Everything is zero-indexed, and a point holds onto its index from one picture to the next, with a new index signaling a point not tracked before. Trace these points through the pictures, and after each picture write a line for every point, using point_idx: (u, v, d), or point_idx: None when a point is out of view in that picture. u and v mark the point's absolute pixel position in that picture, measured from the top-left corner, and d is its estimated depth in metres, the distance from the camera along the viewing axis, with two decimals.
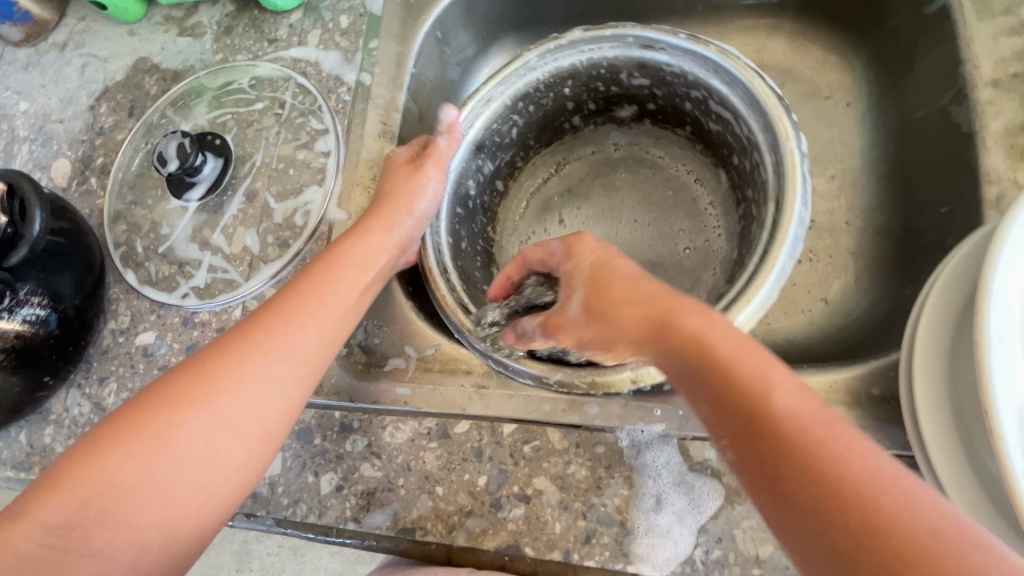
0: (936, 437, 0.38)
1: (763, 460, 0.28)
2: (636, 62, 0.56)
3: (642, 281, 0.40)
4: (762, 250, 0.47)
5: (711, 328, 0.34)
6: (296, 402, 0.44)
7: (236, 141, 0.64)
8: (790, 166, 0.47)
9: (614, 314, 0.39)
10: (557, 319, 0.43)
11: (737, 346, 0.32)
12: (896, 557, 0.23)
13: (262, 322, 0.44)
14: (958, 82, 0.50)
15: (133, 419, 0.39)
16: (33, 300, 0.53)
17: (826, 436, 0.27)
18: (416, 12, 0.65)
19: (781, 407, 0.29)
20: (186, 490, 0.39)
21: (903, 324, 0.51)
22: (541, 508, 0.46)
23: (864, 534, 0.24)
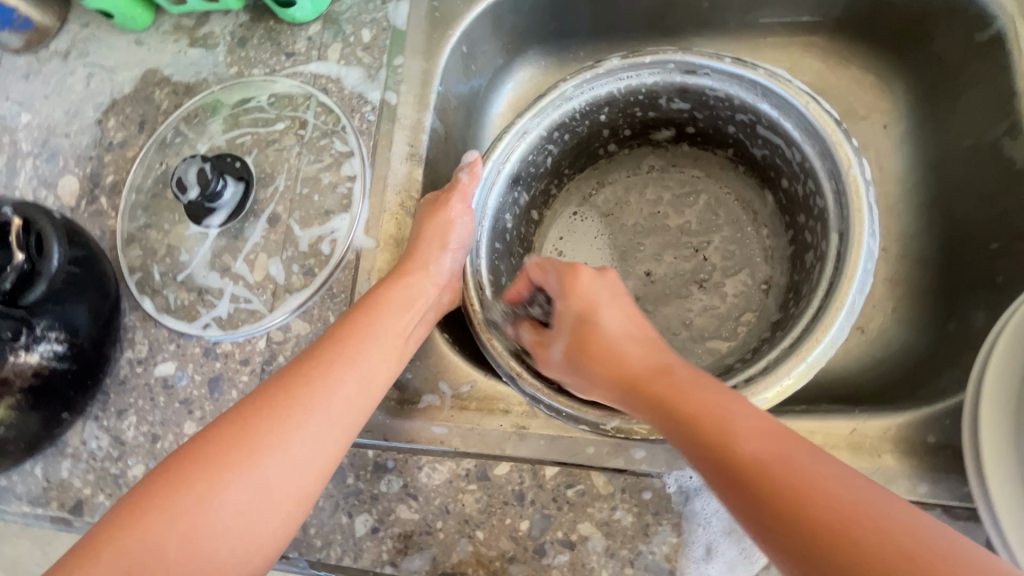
0: (1004, 496, 0.38)
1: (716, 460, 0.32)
2: (677, 87, 0.56)
3: (622, 334, 0.45)
4: (828, 283, 0.46)
5: (693, 385, 0.37)
6: (334, 459, 0.43)
7: (256, 162, 0.61)
8: (853, 193, 0.46)
9: (593, 358, 0.45)
10: (541, 354, 0.49)
11: (724, 400, 0.35)
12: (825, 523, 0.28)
13: (303, 374, 0.44)
14: (1012, 116, 0.49)
15: (172, 482, 0.39)
16: (51, 335, 0.51)
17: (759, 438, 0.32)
18: (442, 27, 0.62)
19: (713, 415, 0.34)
20: (226, 557, 0.38)
21: (948, 361, 0.51)
22: (586, 554, 0.45)
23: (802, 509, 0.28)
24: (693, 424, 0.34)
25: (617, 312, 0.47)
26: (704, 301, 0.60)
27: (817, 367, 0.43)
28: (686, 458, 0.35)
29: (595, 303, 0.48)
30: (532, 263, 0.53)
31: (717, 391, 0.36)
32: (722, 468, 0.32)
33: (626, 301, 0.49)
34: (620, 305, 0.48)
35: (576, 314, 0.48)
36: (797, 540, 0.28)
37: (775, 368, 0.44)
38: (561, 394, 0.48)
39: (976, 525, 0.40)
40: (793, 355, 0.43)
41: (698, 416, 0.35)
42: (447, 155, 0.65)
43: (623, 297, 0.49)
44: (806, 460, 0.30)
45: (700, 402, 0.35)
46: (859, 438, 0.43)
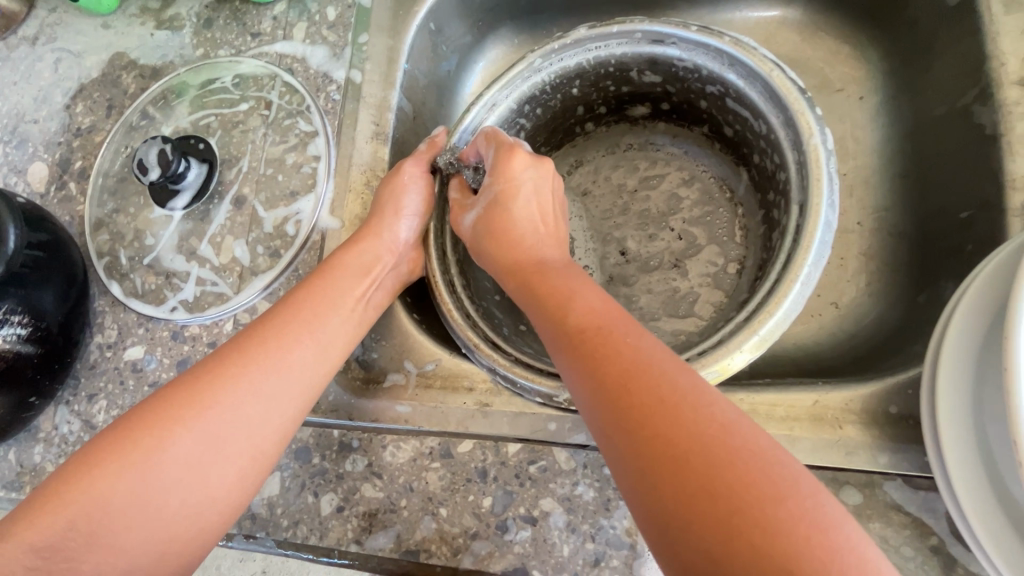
0: (961, 468, 0.37)
1: (576, 346, 0.35)
2: (646, 58, 0.55)
3: (527, 231, 0.48)
4: (786, 256, 0.45)
5: (566, 283, 0.40)
6: (290, 423, 0.43)
7: (221, 144, 0.61)
8: (814, 164, 0.45)
9: (498, 244, 0.48)
10: (456, 216, 0.53)
11: (591, 293, 0.38)
12: (631, 393, 0.31)
13: (256, 336, 0.44)
14: (983, 80, 0.48)
15: (123, 437, 0.38)
16: (14, 318, 0.50)
17: (602, 329, 0.35)
18: (407, 4, 0.61)
19: (575, 314, 0.37)
20: (176, 509, 0.38)
21: (918, 335, 0.50)
22: (548, 530, 0.45)
23: (621, 383, 0.31)
24: (555, 314, 0.38)
25: (530, 204, 0.49)
26: (674, 283, 0.60)
27: (770, 340, 0.42)
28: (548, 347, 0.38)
29: (513, 193, 0.49)
30: (484, 132, 0.52)
31: (584, 285, 0.39)
32: (570, 349, 0.35)
33: (543, 195, 0.50)
34: (535, 198, 0.50)
35: (496, 193, 0.49)
36: (620, 418, 0.31)
37: (728, 340, 0.43)
38: (517, 365, 0.47)
39: (937, 495, 0.40)
40: (745, 329, 0.43)
41: (563, 302, 0.38)
42: (416, 135, 0.64)
43: (543, 188, 0.50)
44: (649, 353, 0.32)
45: (560, 291, 0.40)
46: (821, 410, 0.43)
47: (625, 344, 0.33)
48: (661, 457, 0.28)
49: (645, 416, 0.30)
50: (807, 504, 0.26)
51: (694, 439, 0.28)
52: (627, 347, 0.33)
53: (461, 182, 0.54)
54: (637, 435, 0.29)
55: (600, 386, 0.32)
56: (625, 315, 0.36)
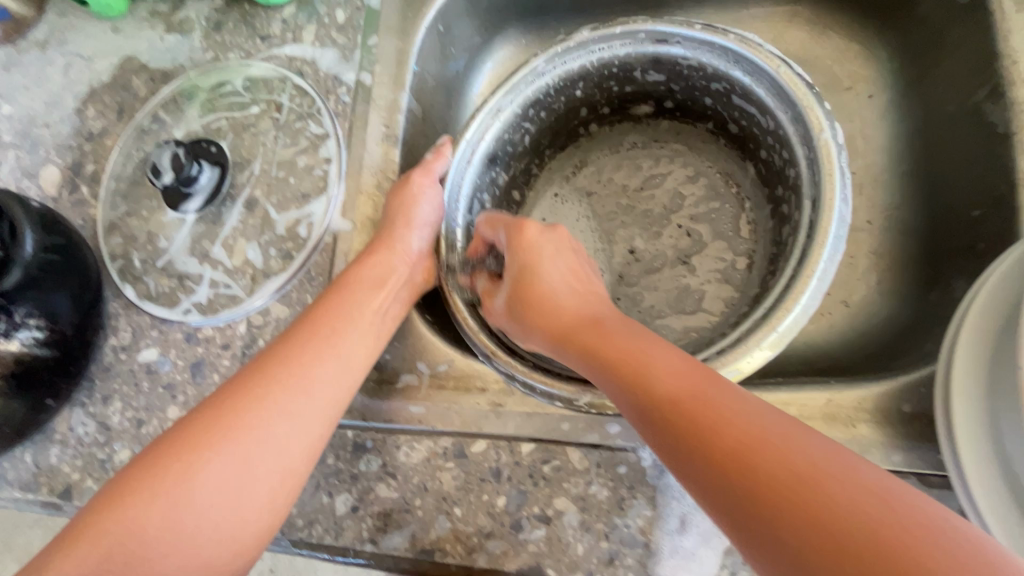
0: (974, 465, 0.37)
1: (659, 411, 0.34)
2: (650, 57, 0.55)
3: (567, 290, 0.48)
4: (801, 252, 0.45)
5: (628, 334, 0.40)
6: (318, 439, 0.43)
7: (232, 147, 0.61)
8: (825, 159, 0.45)
9: (541, 317, 0.47)
10: (487, 304, 0.52)
11: (661, 360, 0.37)
12: (730, 451, 0.30)
13: (282, 357, 0.45)
14: (994, 78, 0.48)
15: (153, 462, 0.39)
16: (31, 322, 0.52)
17: (688, 386, 0.34)
18: (416, 6, 0.61)
19: (652, 374, 0.36)
20: (208, 536, 0.38)
21: (930, 333, 0.50)
22: (562, 529, 0.45)
23: (719, 441, 0.31)
24: (628, 375, 0.37)
25: (559, 267, 0.50)
26: (686, 280, 0.60)
27: (789, 336, 0.42)
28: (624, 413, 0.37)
29: (539, 257, 0.50)
30: (484, 220, 0.54)
31: (656, 350, 0.38)
32: (652, 412, 0.35)
33: (573, 258, 0.52)
34: (561, 261, 0.51)
35: (521, 266, 0.50)
36: (714, 468, 0.30)
37: (746, 339, 0.43)
38: (535, 371, 0.48)
39: (950, 492, 0.40)
40: (763, 326, 0.43)
41: (640, 376, 0.36)
42: (426, 136, 0.64)
43: (568, 253, 0.52)
44: (775, 440, 0.30)
45: (628, 346, 0.39)
46: (835, 409, 0.43)
47: (716, 401, 0.33)
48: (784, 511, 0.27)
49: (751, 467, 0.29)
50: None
51: (880, 538, 0.25)
52: (717, 403, 0.33)
53: (484, 271, 0.55)
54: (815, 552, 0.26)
55: (698, 451, 0.31)
56: (699, 365, 0.36)
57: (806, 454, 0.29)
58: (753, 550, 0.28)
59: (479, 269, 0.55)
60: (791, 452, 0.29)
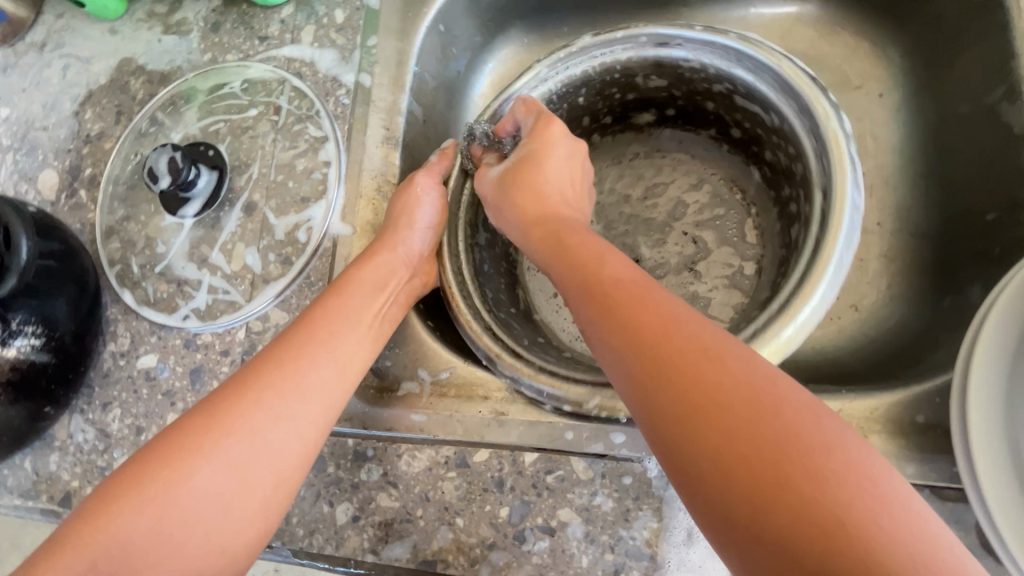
0: (992, 478, 0.36)
1: (602, 301, 0.35)
2: (652, 62, 0.54)
3: (555, 189, 0.49)
4: (813, 241, 0.44)
5: (591, 241, 0.41)
6: (311, 447, 0.42)
7: (231, 151, 0.60)
8: (835, 149, 0.43)
9: (523, 202, 0.48)
10: (482, 172, 0.52)
11: (616, 257, 0.38)
12: (655, 340, 0.32)
13: (273, 357, 0.44)
14: (1011, 77, 0.47)
15: (141, 471, 0.38)
16: (27, 329, 0.51)
17: (638, 286, 0.35)
18: (416, 6, 0.60)
19: (604, 273, 0.37)
20: (198, 544, 0.38)
21: (942, 339, 0.49)
22: (567, 540, 0.44)
23: (647, 332, 0.32)
24: (582, 270, 0.38)
25: (562, 168, 0.50)
26: (695, 287, 0.58)
27: (803, 332, 0.41)
28: (569, 305, 0.39)
29: (549, 153, 0.49)
30: (522, 100, 0.52)
31: (612, 250, 0.39)
32: (592, 302, 0.36)
33: (575, 163, 0.51)
34: (566, 164, 0.50)
35: (530, 152, 0.49)
36: (638, 355, 0.32)
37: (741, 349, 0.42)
38: (542, 373, 0.47)
39: (965, 505, 0.39)
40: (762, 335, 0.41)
41: (589, 265, 0.38)
42: (426, 138, 0.63)
43: (575, 157, 0.51)
44: (693, 327, 0.32)
45: (588, 250, 0.40)
46: (845, 419, 0.42)
47: (661, 301, 0.34)
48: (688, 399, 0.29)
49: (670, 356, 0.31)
50: (863, 468, 0.26)
51: (744, 408, 0.28)
52: (661, 304, 0.33)
53: (495, 152, 0.54)
54: (685, 413, 0.29)
55: (628, 337, 0.33)
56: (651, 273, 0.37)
57: (730, 355, 0.30)
58: (639, 409, 0.32)
59: (495, 148, 0.54)
60: (720, 355, 0.30)
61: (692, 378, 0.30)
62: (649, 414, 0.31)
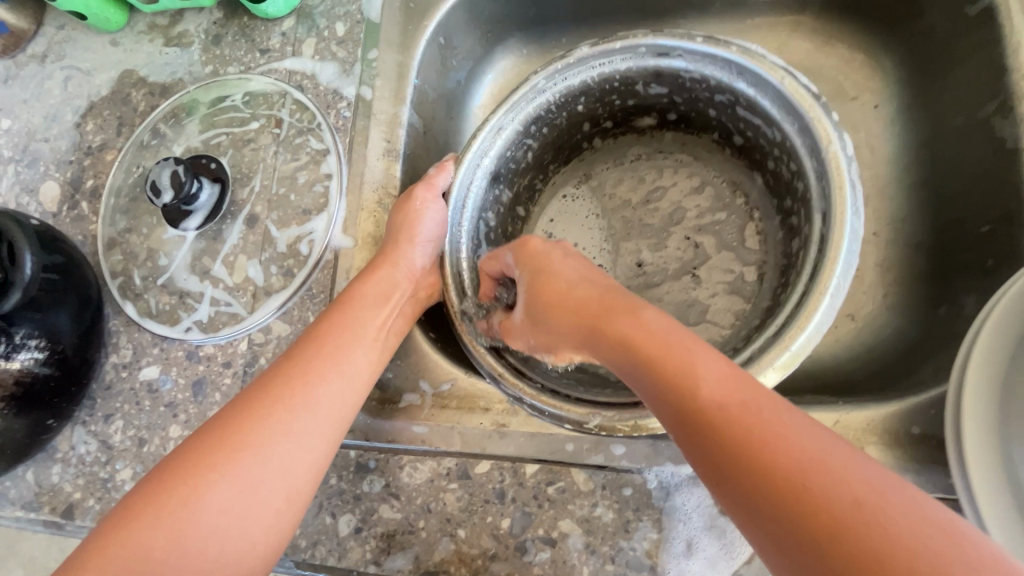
0: (985, 488, 0.37)
1: (715, 439, 0.30)
2: (651, 71, 0.55)
3: (584, 282, 0.45)
4: (812, 268, 0.44)
5: (671, 339, 0.36)
6: (323, 457, 0.43)
7: (232, 163, 0.61)
8: (835, 170, 0.44)
9: (560, 325, 0.45)
10: (507, 326, 0.50)
11: (711, 368, 0.33)
12: (797, 493, 0.27)
13: (285, 373, 0.44)
14: (1003, 91, 0.47)
15: (158, 487, 0.38)
16: (31, 343, 0.51)
17: (750, 415, 0.30)
18: (417, 19, 0.61)
19: (706, 399, 0.32)
20: (215, 559, 0.38)
21: (937, 350, 0.50)
22: (567, 551, 0.45)
23: (783, 482, 0.28)
24: (679, 391, 0.33)
25: (573, 265, 0.47)
26: (698, 291, 0.59)
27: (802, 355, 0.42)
28: (669, 433, 0.34)
29: (550, 262, 0.48)
30: (490, 257, 0.53)
31: (702, 354, 0.34)
32: (697, 435, 0.32)
33: (578, 258, 0.49)
34: (572, 262, 0.48)
35: (532, 281, 0.48)
36: (778, 510, 0.27)
37: (758, 359, 0.43)
38: (544, 393, 0.47)
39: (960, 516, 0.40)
40: (777, 344, 0.42)
41: (687, 387, 0.33)
42: (427, 150, 0.64)
43: (583, 263, 0.49)
44: (842, 476, 0.27)
45: (677, 357, 0.35)
46: (843, 430, 0.43)
47: (784, 435, 0.29)
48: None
49: (824, 516, 0.26)
50: None
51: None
52: (785, 439, 0.29)
53: (500, 307, 0.54)
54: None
55: (759, 487, 0.28)
56: (754, 382, 0.32)
57: (891, 508, 0.26)
58: None
59: (496, 305, 0.54)
60: (878, 509, 0.26)
61: (863, 547, 0.25)
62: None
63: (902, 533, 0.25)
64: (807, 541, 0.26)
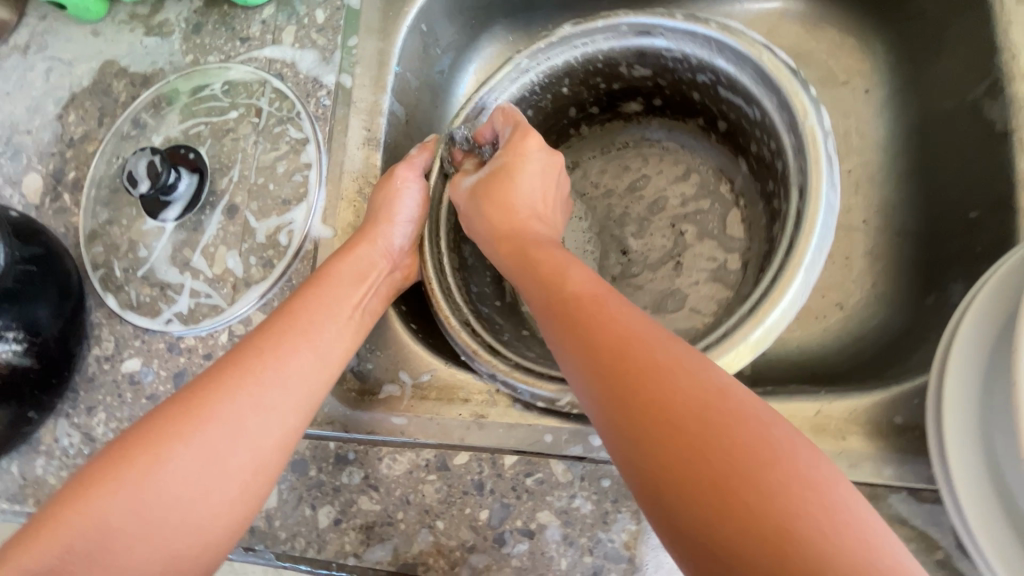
0: (968, 482, 0.36)
1: (567, 317, 0.36)
2: (634, 51, 0.53)
3: (529, 199, 0.50)
4: (787, 242, 0.44)
5: (555, 255, 0.42)
6: (292, 434, 0.42)
7: (212, 153, 0.60)
8: (812, 146, 0.43)
9: (488, 211, 0.49)
10: (456, 180, 0.53)
11: (579, 271, 0.39)
12: (615, 353, 0.32)
13: (255, 344, 0.44)
14: (993, 73, 0.46)
15: (117, 460, 0.38)
16: (9, 334, 0.51)
17: (601, 301, 0.35)
18: (397, 5, 0.60)
19: (568, 290, 0.37)
20: (176, 527, 0.37)
21: (924, 339, 0.49)
22: (546, 543, 0.44)
23: (607, 346, 0.33)
24: (550, 286, 0.39)
25: (536, 183, 0.50)
26: (679, 279, 0.58)
27: (774, 332, 0.41)
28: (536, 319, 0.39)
29: (519, 168, 0.50)
30: (500, 110, 0.53)
31: (577, 264, 0.40)
32: (555, 314, 0.37)
33: (549, 185, 0.51)
34: (541, 177, 0.51)
35: (504, 163, 0.50)
36: (600, 368, 0.32)
37: (729, 336, 0.42)
38: (517, 370, 0.47)
39: (943, 508, 0.39)
40: (748, 323, 0.41)
41: (555, 281, 0.39)
42: (410, 139, 0.63)
43: (549, 175, 0.51)
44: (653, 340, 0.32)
45: (555, 267, 0.40)
46: (824, 420, 0.43)
47: (619, 314, 0.34)
48: (644, 416, 0.30)
49: (629, 372, 0.31)
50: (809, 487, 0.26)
51: (695, 413, 0.29)
52: (618, 316, 0.34)
53: (475, 159, 0.55)
54: (634, 416, 0.30)
55: (588, 350, 0.33)
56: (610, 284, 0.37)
57: (687, 370, 0.31)
58: (604, 430, 0.32)
59: (474, 154, 0.55)
60: (674, 365, 0.31)
61: (648, 393, 0.30)
62: (615, 437, 0.31)
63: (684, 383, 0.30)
64: (611, 391, 0.31)
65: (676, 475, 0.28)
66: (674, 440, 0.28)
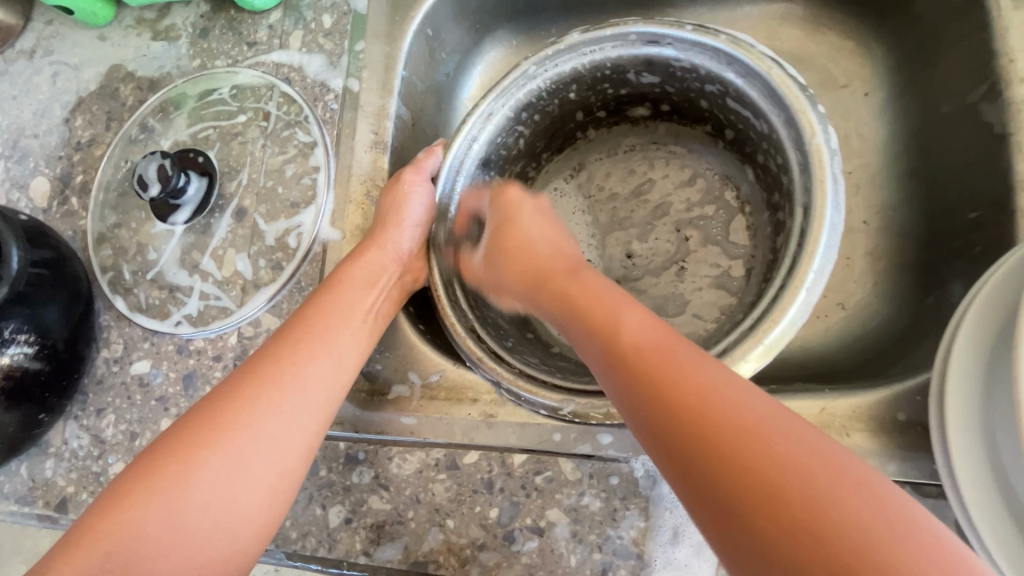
0: (970, 476, 0.37)
1: (630, 372, 0.35)
2: (642, 59, 0.54)
3: (537, 239, 0.52)
4: (790, 261, 0.44)
5: (602, 294, 0.42)
6: (314, 437, 0.43)
7: (220, 157, 0.61)
8: (818, 163, 0.44)
9: (508, 269, 0.51)
10: (465, 265, 0.56)
11: (633, 316, 0.38)
12: (687, 414, 0.31)
13: (276, 351, 0.45)
14: (991, 77, 0.47)
15: (147, 470, 0.39)
16: (20, 338, 0.51)
17: (664, 354, 0.35)
18: (403, 10, 0.60)
19: (625, 341, 0.36)
20: (207, 534, 0.38)
21: (925, 338, 0.50)
22: (555, 541, 0.45)
23: (678, 406, 0.32)
24: (605, 335, 0.38)
25: (536, 221, 0.54)
26: (682, 286, 0.59)
27: (776, 349, 0.42)
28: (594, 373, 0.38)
29: (519, 210, 0.54)
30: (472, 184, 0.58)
31: (628, 306, 0.39)
32: (615, 367, 0.36)
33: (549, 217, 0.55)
34: (540, 219, 0.55)
35: (501, 218, 0.54)
36: (677, 431, 0.31)
37: (734, 350, 0.43)
38: (521, 378, 0.47)
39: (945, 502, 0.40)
40: (751, 337, 0.42)
41: (610, 328, 0.38)
42: (416, 142, 0.63)
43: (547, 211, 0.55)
44: (728, 395, 0.31)
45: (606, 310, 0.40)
46: (829, 417, 0.44)
47: (688, 368, 0.33)
48: (733, 481, 0.29)
49: (710, 433, 0.30)
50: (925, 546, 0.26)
51: (792, 475, 0.28)
52: (686, 371, 0.33)
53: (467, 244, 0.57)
54: (722, 484, 0.29)
55: (660, 412, 0.32)
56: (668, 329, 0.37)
57: (770, 427, 0.30)
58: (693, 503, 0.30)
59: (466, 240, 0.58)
60: (757, 424, 0.30)
61: (734, 457, 0.29)
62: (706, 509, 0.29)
63: (771, 442, 0.29)
64: (694, 457, 0.30)
65: (782, 546, 0.26)
66: (774, 509, 0.27)
